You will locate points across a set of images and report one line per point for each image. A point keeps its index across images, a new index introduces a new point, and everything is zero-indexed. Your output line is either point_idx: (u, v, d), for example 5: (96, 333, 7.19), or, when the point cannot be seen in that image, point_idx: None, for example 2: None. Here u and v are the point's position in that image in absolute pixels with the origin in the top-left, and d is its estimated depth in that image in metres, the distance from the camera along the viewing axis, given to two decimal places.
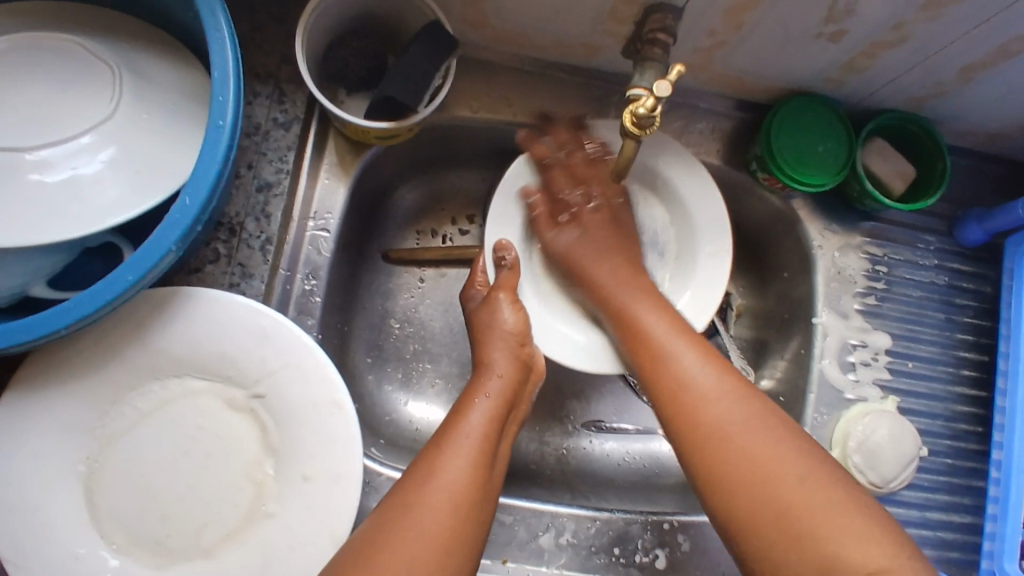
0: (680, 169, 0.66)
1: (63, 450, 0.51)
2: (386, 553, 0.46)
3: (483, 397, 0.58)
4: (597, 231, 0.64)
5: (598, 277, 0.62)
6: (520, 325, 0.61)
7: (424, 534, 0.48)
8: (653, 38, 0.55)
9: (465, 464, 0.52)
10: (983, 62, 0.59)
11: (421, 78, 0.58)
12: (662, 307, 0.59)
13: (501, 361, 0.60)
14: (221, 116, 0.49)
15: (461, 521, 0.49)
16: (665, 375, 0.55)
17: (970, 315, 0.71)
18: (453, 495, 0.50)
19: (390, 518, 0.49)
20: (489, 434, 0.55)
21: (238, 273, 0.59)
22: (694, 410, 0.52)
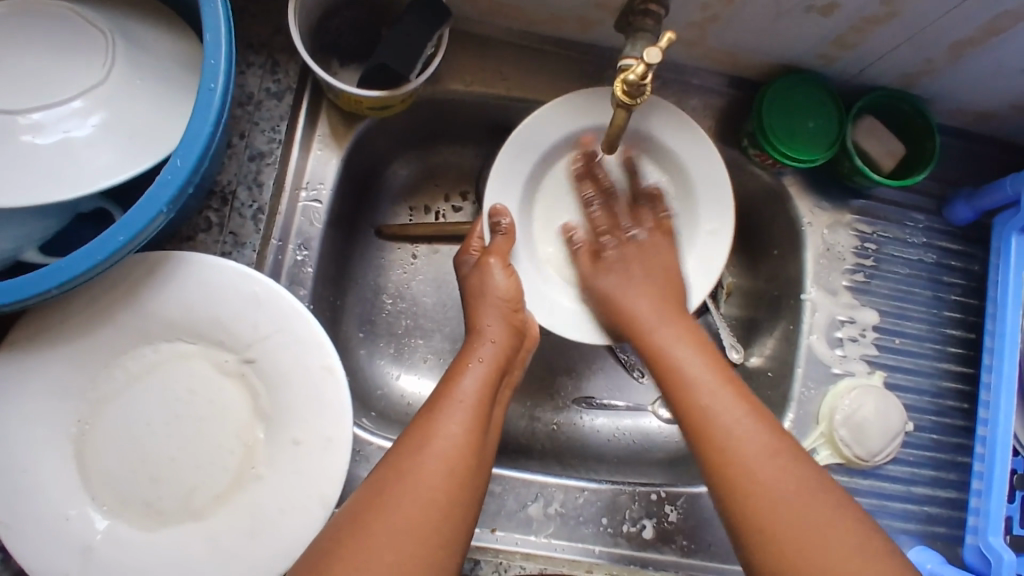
0: (690, 146, 0.64)
1: (53, 410, 0.52)
2: (378, 522, 0.47)
3: (477, 361, 0.58)
4: (648, 278, 0.63)
5: (637, 316, 0.60)
6: (513, 292, 0.62)
7: (419, 504, 0.48)
8: (645, 9, 0.55)
9: (460, 432, 0.52)
10: (972, 38, 0.59)
11: (413, 47, 0.58)
12: (691, 336, 0.58)
13: (495, 331, 0.60)
14: (212, 79, 0.49)
15: (454, 486, 0.50)
16: (692, 401, 0.54)
17: (957, 294, 0.71)
18: (447, 463, 0.50)
19: (382, 486, 0.49)
20: (485, 399, 0.56)
21: (230, 242, 0.60)
22: (721, 431, 0.51)
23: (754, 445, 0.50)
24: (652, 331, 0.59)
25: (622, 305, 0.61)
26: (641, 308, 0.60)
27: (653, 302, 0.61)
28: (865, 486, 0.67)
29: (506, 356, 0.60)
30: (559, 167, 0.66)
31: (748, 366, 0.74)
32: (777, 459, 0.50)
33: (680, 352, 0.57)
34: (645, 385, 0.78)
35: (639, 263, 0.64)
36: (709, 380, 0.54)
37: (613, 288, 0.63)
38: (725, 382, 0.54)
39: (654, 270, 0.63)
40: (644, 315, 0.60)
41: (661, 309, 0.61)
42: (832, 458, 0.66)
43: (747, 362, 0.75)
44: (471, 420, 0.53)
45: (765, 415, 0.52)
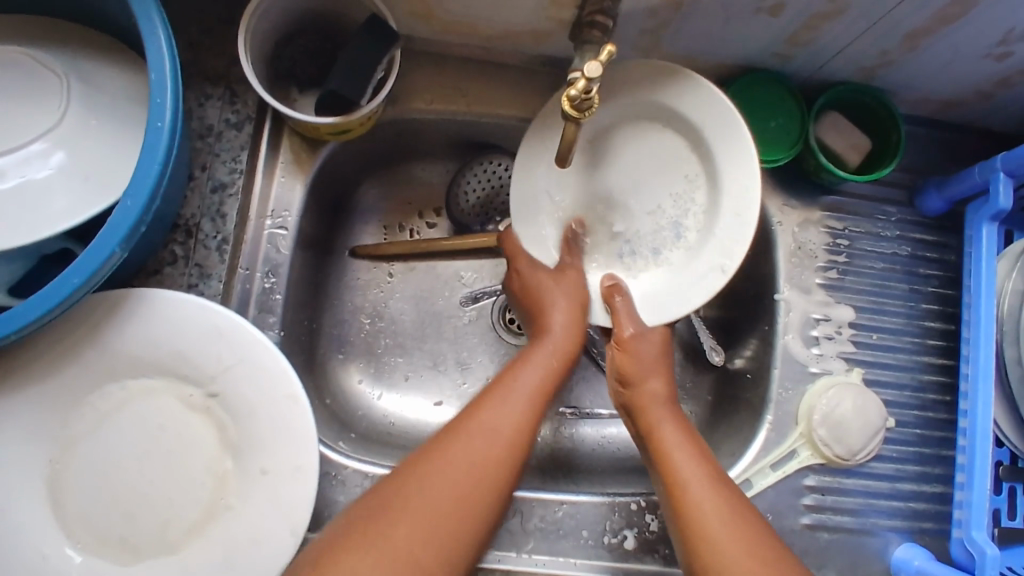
0: (727, 142, 0.59)
1: (27, 452, 0.53)
2: (408, 500, 0.48)
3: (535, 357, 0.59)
4: (661, 358, 0.62)
5: (643, 393, 0.61)
6: (576, 305, 0.62)
7: (453, 483, 0.49)
8: (591, 21, 0.55)
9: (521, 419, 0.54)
10: (926, 28, 0.58)
11: (364, 71, 0.59)
12: (682, 422, 0.59)
13: (556, 330, 0.61)
14: (160, 117, 0.50)
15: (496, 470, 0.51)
16: (679, 478, 0.54)
17: (934, 285, 0.70)
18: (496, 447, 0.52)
19: (408, 470, 0.50)
20: (541, 398, 0.57)
21: (196, 274, 0.60)
22: (696, 519, 0.52)
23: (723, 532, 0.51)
24: (651, 410, 0.60)
25: (636, 384, 0.61)
26: (656, 390, 0.61)
27: (661, 389, 0.61)
28: (850, 485, 0.67)
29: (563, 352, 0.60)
30: (611, 142, 0.63)
31: (729, 367, 0.74)
32: (735, 527, 0.51)
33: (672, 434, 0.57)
34: None
35: (656, 352, 0.62)
36: (697, 465, 0.55)
37: (645, 358, 0.61)
38: (696, 453, 0.56)
39: (660, 363, 0.62)
40: (652, 395, 0.61)
41: (671, 396, 0.61)
42: (813, 459, 0.66)
43: (729, 365, 0.74)
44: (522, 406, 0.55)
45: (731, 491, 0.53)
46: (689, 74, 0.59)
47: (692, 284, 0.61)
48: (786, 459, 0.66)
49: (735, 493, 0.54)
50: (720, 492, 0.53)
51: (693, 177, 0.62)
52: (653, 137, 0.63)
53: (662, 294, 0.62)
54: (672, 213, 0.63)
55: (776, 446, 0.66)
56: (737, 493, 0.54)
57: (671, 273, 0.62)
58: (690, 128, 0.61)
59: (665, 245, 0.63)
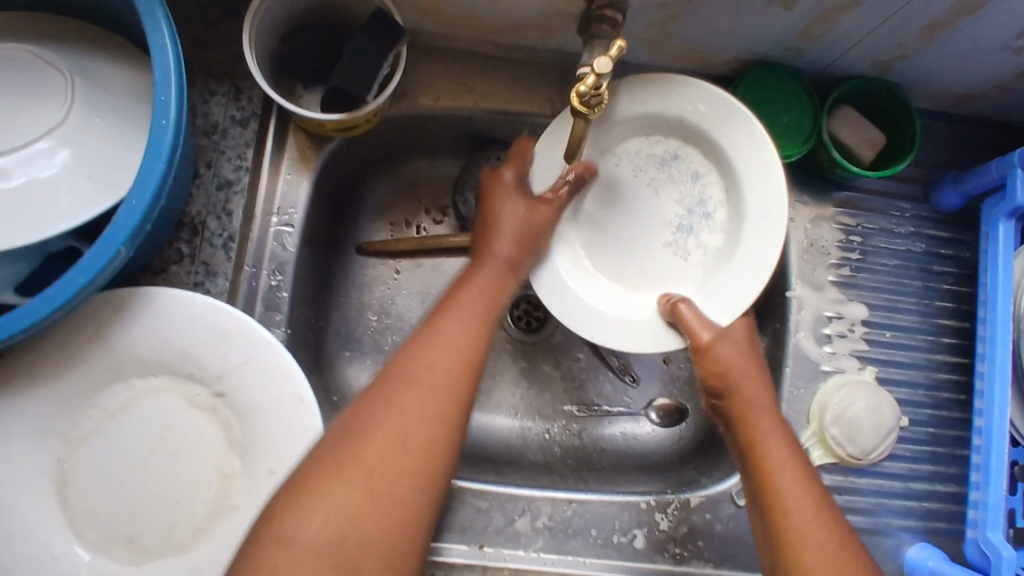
0: (729, 119, 0.58)
1: (35, 452, 0.52)
2: (372, 433, 0.47)
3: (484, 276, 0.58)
4: (746, 362, 0.59)
5: (740, 391, 0.58)
6: (525, 228, 0.59)
7: (406, 426, 0.48)
8: (600, 14, 0.53)
9: (464, 339, 0.53)
10: (944, 20, 0.57)
11: (369, 68, 0.59)
12: (782, 428, 0.56)
13: (505, 250, 0.59)
14: (164, 115, 0.49)
15: (435, 422, 0.49)
16: (775, 485, 0.53)
17: (949, 282, 0.69)
18: (435, 376, 0.50)
19: (369, 402, 0.49)
20: (489, 308, 0.56)
21: (202, 273, 0.60)
22: (800, 539, 0.50)
23: (818, 541, 0.50)
24: (750, 410, 0.57)
25: (730, 381, 0.58)
26: (754, 393, 0.58)
27: (759, 389, 0.58)
28: (862, 484, 0.66)
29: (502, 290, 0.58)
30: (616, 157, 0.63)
31: None
32: (835, 550, 0.50)
33: (775, 448, 0.55)
34: (638, 389, 0.76)
35: (739, 354, 0.59)
36: (793, 472, 0.53)
37: (733, 361, 0.58)
38: (797, 460, 0.54)
39: (750, 366, 0.58)
40: (750, 401, 0.58)
41: (772, 400, 0.58)
42: (825, 458, 0.65)
43: None
44: (475, 323, 0.55)
45: (830, 507, 0.53)
46: (691, 82, 0.58)
47: (735, 272, 0.59)
48: None
49: (831, 502, 0.53)
50: (817, 504, 0.52)
51: (711, 179, 0.61)
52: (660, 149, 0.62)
53: (722, 291, 0.60)
54: (696, 220, 0.62)
55: None
56: (835, 506, 0.53)
57: (718, 269, 0.60)
58: (701, 136, 0.60)
59: (697, 247, 0.62)
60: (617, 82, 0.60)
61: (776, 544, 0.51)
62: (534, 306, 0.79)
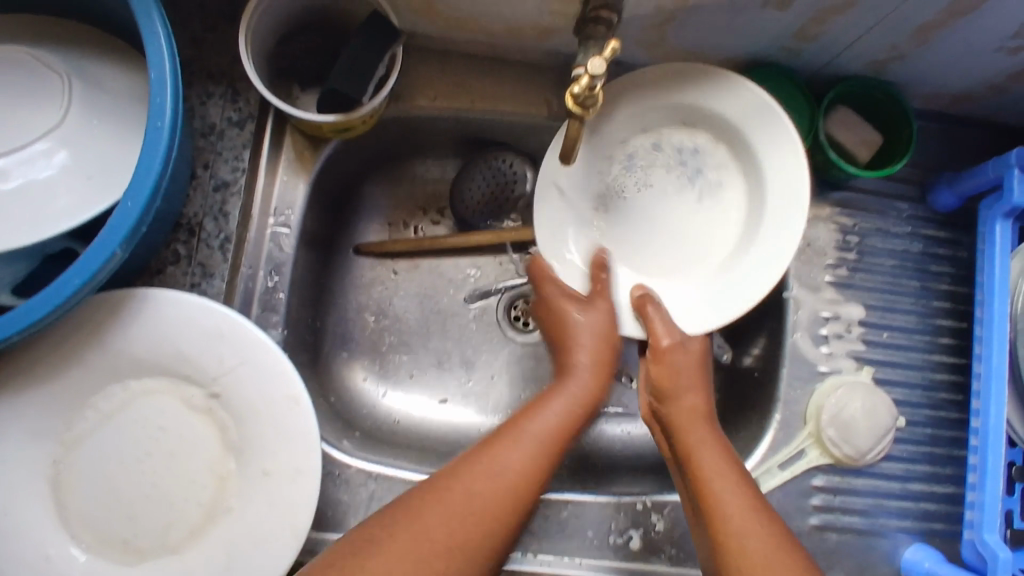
0: (753, 110, 0.60)
1: (31, 453, 0.53)
2: (439, 505, 0.49)
3: (556, 398, 0.58)
4: (694, 373, 0.59)
5: (678, 401, 0.59)
6: (602, 336, 0.60)
7: (472, 507, 0.49)
8: (596, 16, 0.53)
9: (554, 427, 0.55)
10: (939, 21, 0.57)
11: (365, 70, 0.59)
12: (719, 439, 0.57)
13: (581, 362, 0.60)
14: (159, 117, 0.49)
15: (507, 504, 0.50)
16: (715, 491, 0.53)
17: (946, 283, 0.69)
18: (521, 466, 0.52)
19: (448, 475, 0.51)
20: (579, 406, 0.58)
21: (199, 274, 0.60)
22: (737, 543, 0.50)
23: (760, 547, 0.50)
24: (686, 421, 0.58)
25: (675, 391, 0.59)
26: (693, 403, 0.59)
27: (698, 399, 0.59)
28: (859, 485, 0.66)
29: (583, 412, 0.58)
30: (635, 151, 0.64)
31: (737, 365, 0.73)
32: (776, 554, 0.49)
33: (708, 455, 0.55)
34: (634, 388, 0.77)
35: (689, 362, 0.59)
36: (732, 479, 0.53)
37: (682, 370, 0.59)
38: (732, 468, 0.54)
39: (698, 380, 0.59)
40: (690, 411, 0.58)
41: (709, 412, 0.59)
42: (821, 459, 0.65)
43: (738, 362, 0.73)
44: (559, 432, 0.56)
45: (771, 513, 0.52)
46: (714, 71, 0.60)
47: (755, 260, 0.60)
48: (794, 458, 0.65)
49: (771, 509, 0.53)
50: (756, 510, 0.52)
51: (732, 172, 0.63)
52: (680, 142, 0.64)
53: (741, 279, 0.61)
54: (717, 214, 0.64)
55: (784, 446, 0.65)
56: (775, 513, 0.53)
57: (738, 259, 0.62)
58: (726, 124, 0.62)
59: (715, 238, 0.63)
60: (647, 72, 0.61)
61: (718, 550, 0.51)
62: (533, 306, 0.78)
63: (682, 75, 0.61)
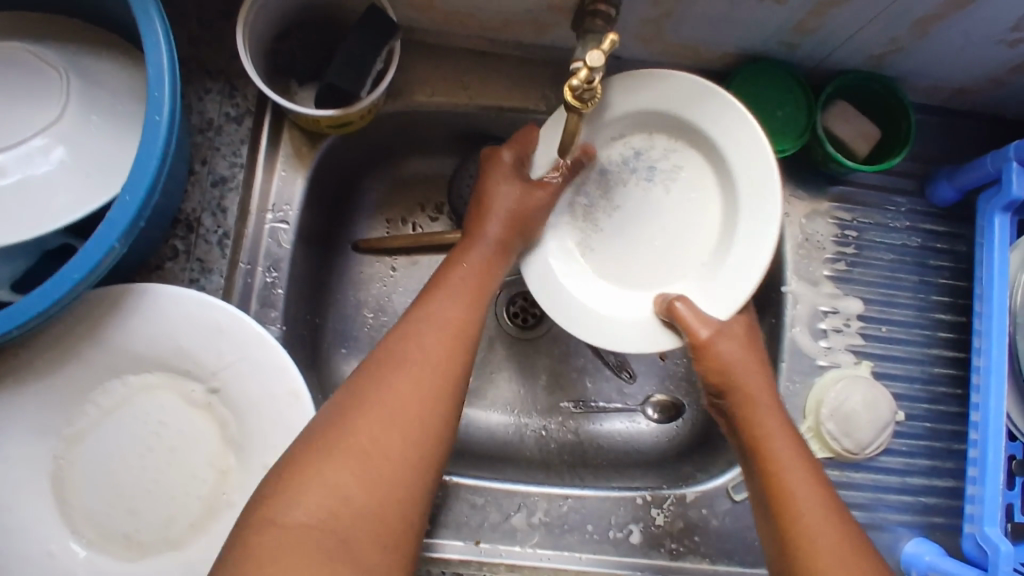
0: (719, 113, 0.57)
1: (31, 450, 0.53)
2: (365, 413, 0.48)
3: (467, 264, 0.58)
4: (749, 358, 0.58)
5: (742, 386, 0.57)
6: (519, 210, 0.60)
7: (393, 407, 0.49)
8: (594, 10, 0.54)
9: (457, 321, 0.54)
10: (937, 14, 0.57)
11: (362, 65, 0.59)
12: (785, 426, 0.56)
13: (494, 232, 0.59)
14: (158, 110, 0.49)
15: (423, 399, 0.49)
16: (785, 483, 0.53)
17: (945, 277, 0.69)
18: (428, 350, 0.52)
19: (365, 378, 0.50)
20: (484, 273, 0.58)
21: (197, 270, 0.60)
22: (811, 538, 0.51)
23: (830, 544, 0.50)
24: (752, 407, 0.57)
25: (734, 378, 0.57)
26: (757, 389, 0.57)
27: (759, 384, 0.57)
28: (859, 479, 0.66)
29: (496, 262, 0.59)
30: (617, 152, 0.62)
31: None
32: (847, 552, 0.50)
33: (783, 447, 0.54)
34: (635, 385, 0.76)
35: (743, 349, 0.58)
36: (800, 471, 0.53)
37: (736, 358, 0.57)
38: (800, 458, 0.54)
39: (754, 364, 0.58)
40: (754, 396, 0.57)
41: (774, 395, 0.58)
42: (821, 453, 0.65)
43: None
44: (464, 302, 0.56)
45: (838, 506, 0.53)
46: (674, 74, 0.57)
47: (730, 271, 0.58)
48: None
49: (838, 502, 0.53)
50: (826, 504, 0.52)
51: (706, 177, 0.60)
52: (660, 144, 0.61)
53: (716, 292, 0.58)
54: (697, 218, 0.61)
55: None
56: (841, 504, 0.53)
57: (714, 267, 0.59)
58: (691, 129, 0.59)
59: (695, 243, 0.61)
60: (607, 77, 0.59)
61: (785, 544, 0.51)
62: (531, 303, 0.78)
63: (645, 79, 0.58)
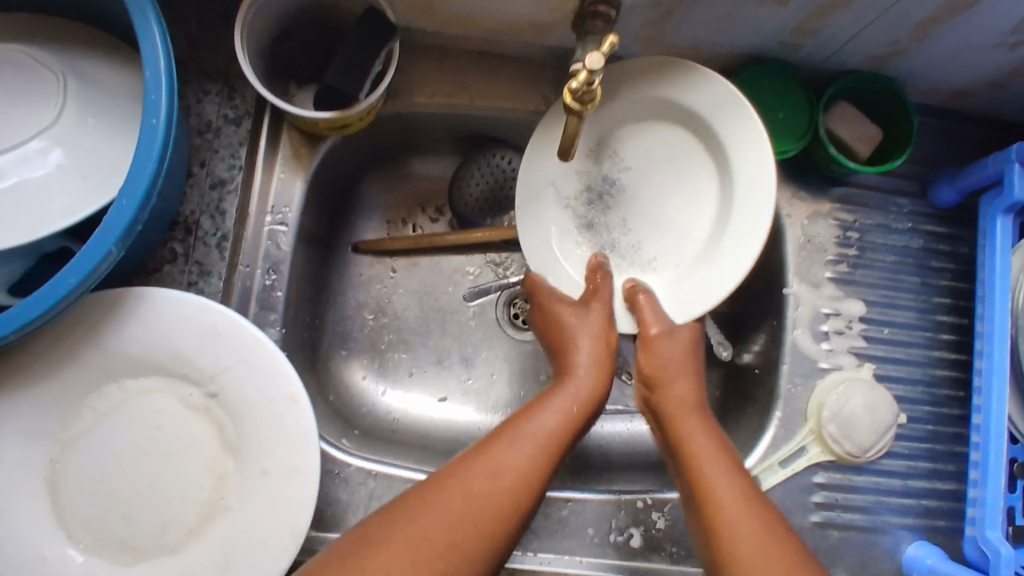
0: (720, 101, 0.58)
1: (28, 453, 0.52)
2: (424, 510, 0.45)
3: (564, 387, 0.55)
4: (685, 361, 0.58)
5: (672, 389, 0.57)
6: (600, 340, 0.58)
7: (467, 506, 0.45)
8: (594, 11, 0.53)
9: (551, 432, 0.51)
10: (940, 15, 0.57)
11: (361, 67, 0.59)
12: (713, 429, 0.55)
13: (585, 360, 0.56)
14: (154, 114, 0.49)
15: (491, 518, 0.46)
16: (706, 480, 0.51)
17: (947, 279, 0.69)
18: (517, 469, 0.48)
19: (433, 483, 0.47)
20: (584, 402, 0.54)
21: (196, 272, 0.60)
22: (729, 529, 0.48)
23: (751, 540, 0.47)
24: (683, 409, 0.56)
25: (668, 380, 0.57)
26: (685, 393, 0.57)
27: (692, 389, 0.57)
28: (860, 482, 0.66)
29: (597, 399, 0.55)
30: (618, 145, 0.63)
31: (737, 362, 0.72)
32: (773, 548, 0.47)
33: (702, 443, 0.53)
34: (635, 386, 0.77)
35: (680, 351, 0.58)
36: (725, 467, 0.51)
37: (671, 358, 0.57)
38: (727, 457, 0.53)
39: (687, 365, 0.58)
40: (682, 400, 0.57)
41: (703, 403, 0.57)
42: (823, 455, 0.65)
43: (738, 359, 0.72)
44: (563, 417, 0.52)
45: (766, 505, 0.50)
46: (680, 62, 0.58)
47: (723, 257, 0.59)
48: (795, 455, 0.65)
49: (766, 502, 0.50)
50: (751, 503, 0.50)
51: (703, 166, 0.61)
52: (659, 137, 0.62)
53: (707, 277, 0.60)
54: (690, 204, 0.62)
55: (785, 443, 0.65)
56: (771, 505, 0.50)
57: (706, 256, 0.60)
58: (693, 118, 0.60)
59: (691, 229, 0.62)
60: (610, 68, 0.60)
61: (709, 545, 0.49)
62: None
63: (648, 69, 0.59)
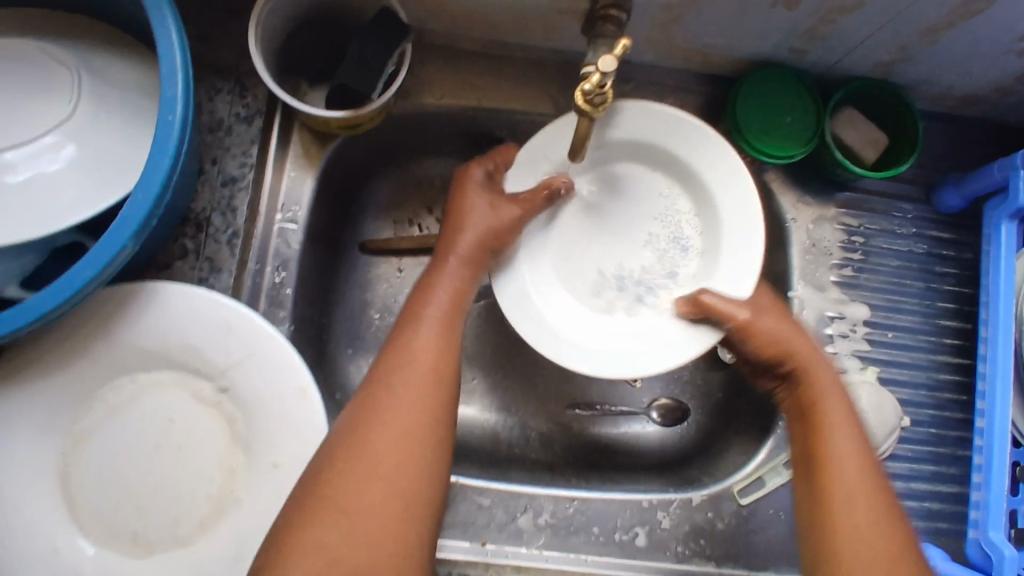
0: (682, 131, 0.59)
1: (38, 447, 0.53)
2: (355, 461, 0.46)
3: (441, 284, 0.55)
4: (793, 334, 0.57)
5: (794, 356, 0.56)
6: (493, 230, 0.56)
7: (388, 448, 0.47)
8: (605, 14, 0.54)
9: (434, 353, 0.51)
10: (946, 22, 0.57)
11: (374, 67, 0.59)
12: (841, 402, 0.55)
13: (468, 248, 0.56)
14: (171, 110, 0.49)
15: (408, 453, 0.47)
16: (828, 454, 0.52)
17: (950, 283, 0.70)
18: (417, 396, 0.49)
19: (359, 422, 0.48)
20: (454, 309, 0.54)
21: (206, 268, 0.60)
22: (843, 511, 0.50)
23: (866, 520, 0.49)
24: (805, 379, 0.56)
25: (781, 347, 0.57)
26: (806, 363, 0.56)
27: (811, 359, 0.57)
28: None
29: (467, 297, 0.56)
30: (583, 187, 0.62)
31: None
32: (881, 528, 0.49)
33: (828, 416, 0.54)
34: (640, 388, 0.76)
35: (787, 327, 0.57)
36: (850, 446, 0.52)
37: (778, 331, 0.57)
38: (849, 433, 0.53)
39: (800, 339, 0.57)
40: (806, 368, 0.56)
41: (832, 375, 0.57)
42: None
43: None
44: (431, 356, 0.51)
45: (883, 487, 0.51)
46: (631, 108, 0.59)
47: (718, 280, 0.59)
48: None
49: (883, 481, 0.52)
50: (873, 486, 0.51)
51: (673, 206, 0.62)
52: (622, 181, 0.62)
53: None
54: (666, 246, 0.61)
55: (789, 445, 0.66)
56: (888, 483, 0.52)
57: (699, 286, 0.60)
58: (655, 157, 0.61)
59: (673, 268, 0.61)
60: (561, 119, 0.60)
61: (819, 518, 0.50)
62: None
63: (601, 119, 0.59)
